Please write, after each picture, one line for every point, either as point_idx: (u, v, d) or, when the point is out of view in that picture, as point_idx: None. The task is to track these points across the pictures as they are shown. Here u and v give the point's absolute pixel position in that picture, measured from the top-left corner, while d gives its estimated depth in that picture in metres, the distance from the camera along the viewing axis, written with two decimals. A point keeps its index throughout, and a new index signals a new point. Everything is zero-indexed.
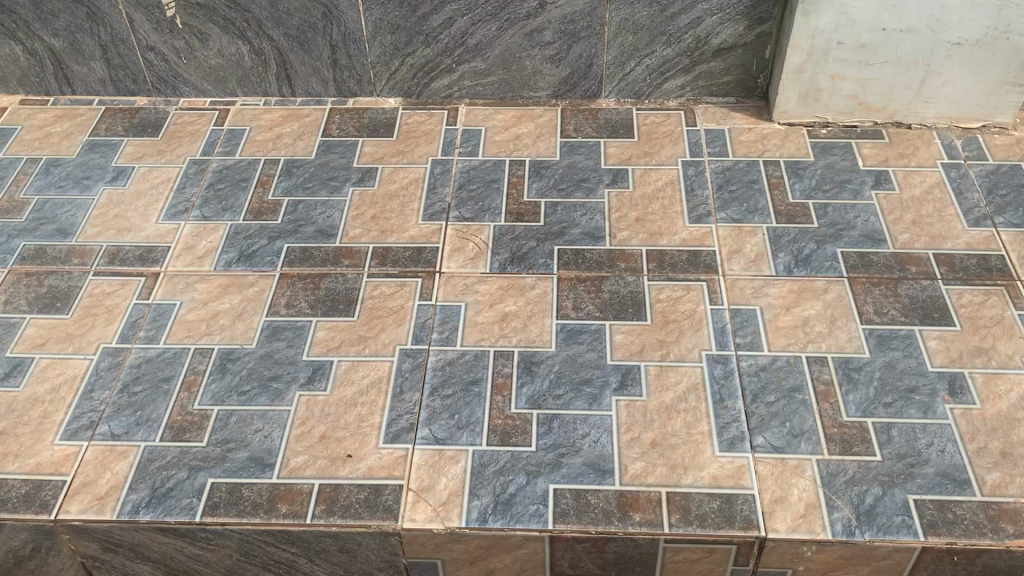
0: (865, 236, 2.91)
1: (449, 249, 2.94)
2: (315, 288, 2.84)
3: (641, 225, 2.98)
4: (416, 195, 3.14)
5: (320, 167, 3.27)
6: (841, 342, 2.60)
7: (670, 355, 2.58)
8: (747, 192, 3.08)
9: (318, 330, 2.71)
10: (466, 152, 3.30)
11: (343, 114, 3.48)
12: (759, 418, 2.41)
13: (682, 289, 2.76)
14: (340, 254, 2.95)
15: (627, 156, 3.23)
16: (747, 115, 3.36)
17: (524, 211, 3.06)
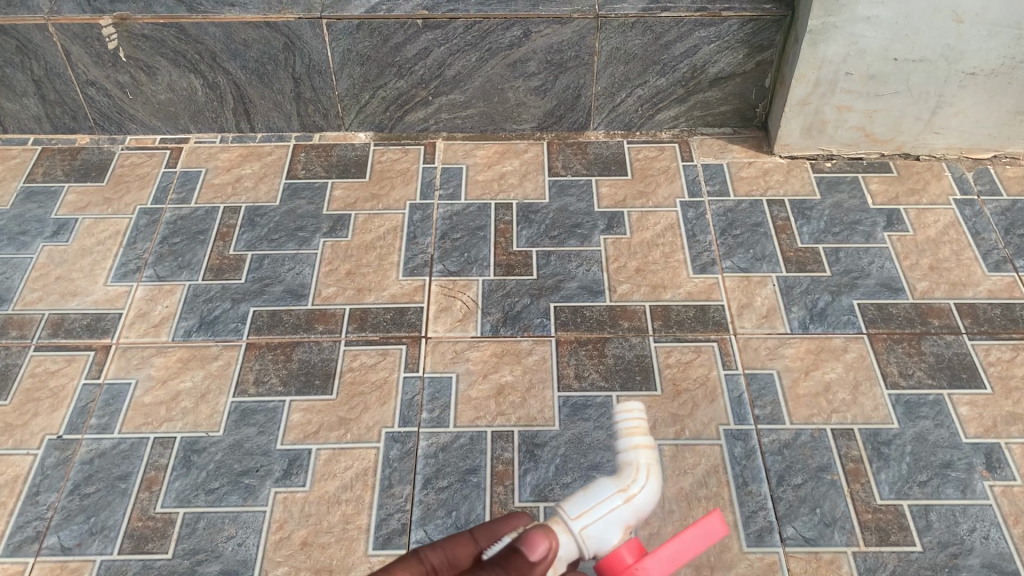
0: (882, 285, 2.71)
1: (435, 310, 2.67)
2: (287, 361, 2.56)
3: (642, 277, 2.74)
4: (394, 246, 2.86)
5: (286, 214, 2.97)
6: (866, 411, 2.40)
7: (685, 433, 2.35)
8: (752, 237, 2.85)
9: (292, 412, 2.44)
10: (447, 194, 3.02)
11: (309, 151, 3.19)
12: (787, 504, 2.21)
13: (692, 351, 2.53)
14: (313, 318, 2.66)
15: (621, 197, 2.99)
16: (746, 148, 3.15)
17: (514, 263, 2.80)
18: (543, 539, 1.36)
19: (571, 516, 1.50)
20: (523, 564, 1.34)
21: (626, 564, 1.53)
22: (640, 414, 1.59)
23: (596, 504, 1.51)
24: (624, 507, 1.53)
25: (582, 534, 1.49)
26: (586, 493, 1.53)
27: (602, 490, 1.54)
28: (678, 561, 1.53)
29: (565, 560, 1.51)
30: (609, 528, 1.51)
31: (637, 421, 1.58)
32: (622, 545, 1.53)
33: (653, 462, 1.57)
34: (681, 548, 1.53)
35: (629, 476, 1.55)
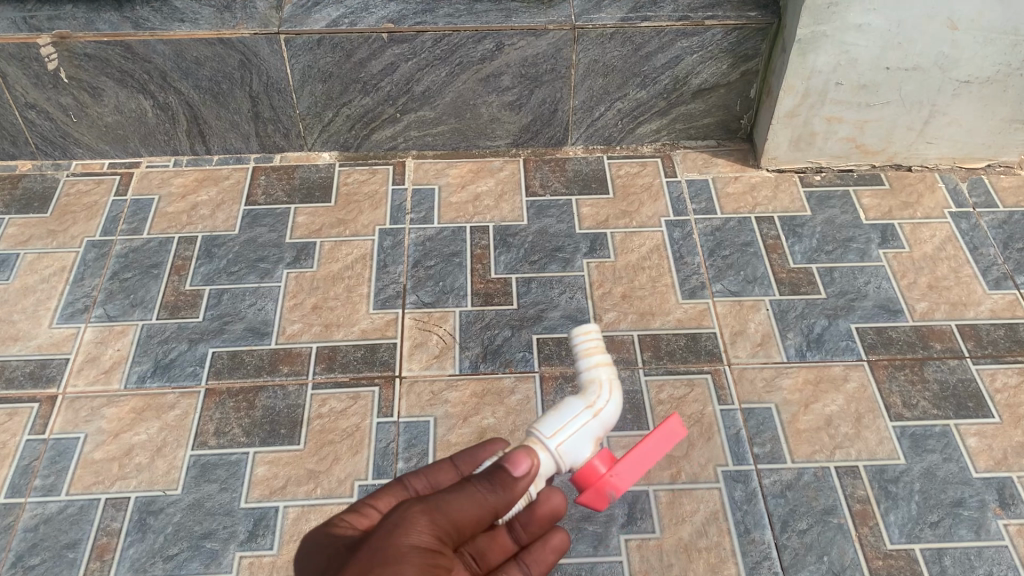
0: (880, 306, 2.58)
1: (409, 345, 2.49)
2: (250, 408, 2.37)
3: (629, 305, 2.58)
4: (363, 276, 2.67)
5: (245, 244, 2.78)
6: (871, 446, 2.26)
7: (681, 476, 2.20)
8: (742, 257, 2.71)
9: (256, 466, 2.26)
10: (419, 218, 2.84)
11: (270, 174, 2.99)
12: (793, 552, 2.07)
13: (685, 385, 2.38)
14: (277, 359, 2.47)
15: (603, 218, 2.83)
16: (731, 162, 3.00)
17: (493, 292, 2.63)
18: (525, 457, 1.31)
19: (545, 435, 1.43)
20: (509, 480, 1.30)
21: (602, 477, 1.47)
22: (598, 336, 1.56)
23: (569, 422, 1.45)
24: (594, 422, 1.48)
25: (560, 452, 1.43)
26: (556, 414, 1.47)
27: (570, 408, 1.48)
28: (647, 464, 1.49)
29: (543, 480, 1.44)
30: (581, 443, 1.46)
31: (594, 341, 1.55)
32: (598, 459, 1.47)
33: (613, 378, 1.54)
34: (650, 452, 1.47)
35: (594, 393, 1.51)
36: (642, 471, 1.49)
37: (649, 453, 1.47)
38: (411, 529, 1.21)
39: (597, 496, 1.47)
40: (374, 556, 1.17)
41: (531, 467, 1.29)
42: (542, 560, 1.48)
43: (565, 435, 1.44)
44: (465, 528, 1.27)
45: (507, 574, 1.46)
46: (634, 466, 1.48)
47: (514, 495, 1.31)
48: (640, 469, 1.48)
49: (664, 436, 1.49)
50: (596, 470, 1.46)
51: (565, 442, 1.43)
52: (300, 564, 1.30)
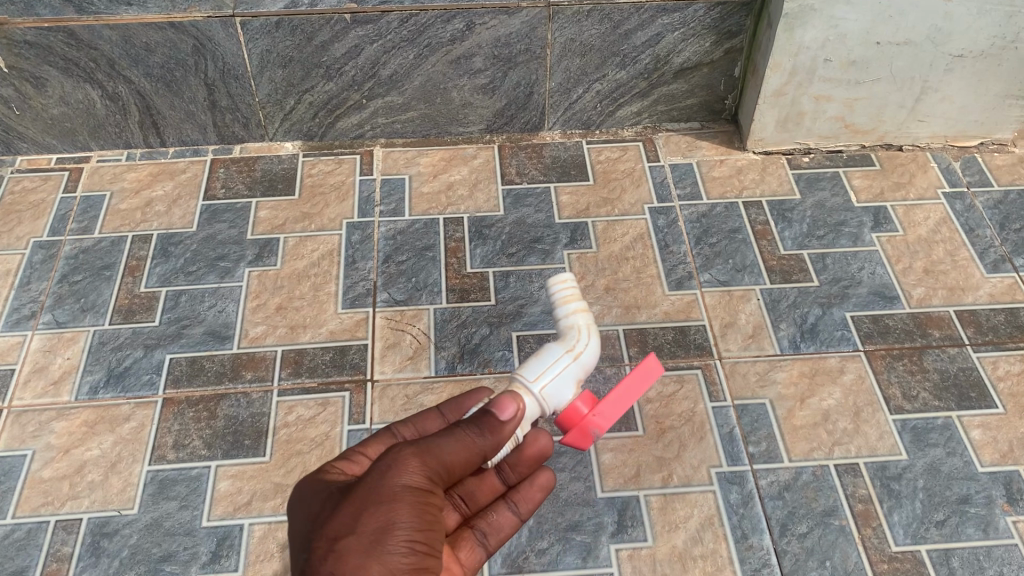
0: (875, 293, 2.46)
1: (381, 347, 2.34)
2: (211, 418, 2.21)
3: (613, 298, 2.44)
4: (331, 273, 2.51)
5: (204, 242, 2.61)
6: (871, 441, 2.15)
7: (673, 479, 2.07)
8: (730, 245, 2.58)
9: (219, 481, 2.10)
10: (389, 210, 2.68)
11: (229, 166, 2.82)
12: (793, 557, 1.95)
13: (674, 382, 2.25)
14: (239, 364, 2.32)
15: (584, 206, 2.69)
16: (716, 145, 2.87)
17: (469, 287, 2.48)
18: (513, 403, 1.43)
19: (530, 378, 1.60)
20: (496, 425, 1.42)
21: (584, 417, 1.67)
22: (573, 287, 1.78)
23: (551, 365, 1.63)
24: (574, 365, 1.67)
25: (547, 394, 1.60)
26: (539, 359, 1.64)
27: (552, 352, 1.66)
28: (624, 404, 1.68)
29: (528, 423, 1.61)
30: (566, 387, 1.64)
31: (570, 291, 1.76)
32: (580, 400, 1.66)
33: (589, 326, 1.74)
34: (625, 393, 1.68)
35: (574, 339, 1.70)
36: (621, 410, 1.69)
37: (625, 392, 1.68)
38: (403, 471, 1.34)
39: (580, 434, 1.67)
40: (369, 496, 1.32)
41: (517, 410, 1.42)
42: (530, 498, 1.73)
43: (552, 377, 1.62)
44: (453, 470, 1.40)
45: (497, 510, 1.72)
46: (614, 405, 1.68)
47: (502, 436, 1.43)
48: (620, 407, 1.68)
49: (641, 375, 1.70)
50: (578, 410, 1.65)
51: (552, 384, 1.61)
52: (297, 500, 1.44)
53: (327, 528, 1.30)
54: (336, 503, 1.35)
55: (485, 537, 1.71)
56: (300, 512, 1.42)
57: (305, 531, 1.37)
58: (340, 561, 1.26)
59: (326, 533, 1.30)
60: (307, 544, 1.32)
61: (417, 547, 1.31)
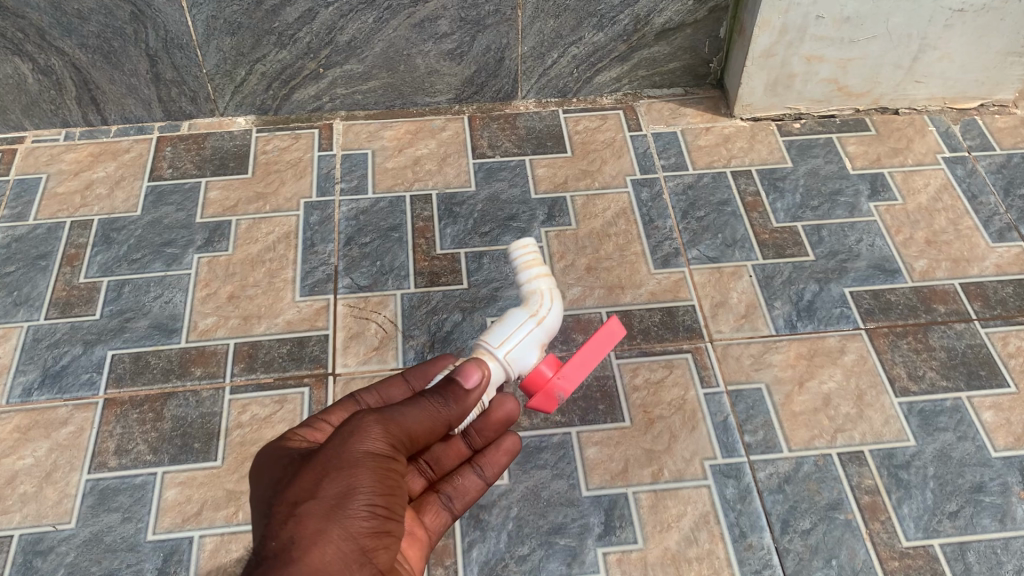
0: (874, 267, 2.30)
1: (344, 336, 2.15)
2: (157, 420, 2.01)
3: (595, 278, 2.26)
4: (288, 258, 2.31)
5: (149, 227, 2.40)
6: (876, 427, 1.98)
7: (663, 474, 1.90)
8: (719, 218, 2.40)
9: (165, 489, 1.91)
10: (351, 188, 2.48)
11: (177, 145, 2.61)
12: (797, 557, 1.79)
13: (663, 367, 2.07)
14: (188, 360, 2.12)
15: (561, 180, 2.50)
16: (701, 111, 2.68)
17: (439, 270, 2.29)
18: (477, 369, 1.35)
19: (492, 346, 1.48)
20: (461, 393, 1.34)
21: (550, 380, 1.53)
22: (534, 248, 1.58)
23: (514, 332, 1.50)
24: (539, 329, 1.53)
25: (509, 359, 1.49)
26: (501, 325, 1.52)
27: (515, 318, 1.53)
28: (591, 364, 1.53)
29: (495, 388, 1.51)
30: (529, 350, 1.51)
31: (531, 253, 1.57)
32: (544, 364, 1.53)
33: (554, 286, 1.58)
34: (590, 353, 1.53)
35: (536, 301, 1.55)
36: (588, 369, 1.54)
37: (589, 352, 1.52)
38: (367, 436, 1.22)
39: (547, 399, 1.53)
40: (330, 460, 1.18)
41: (482, 376, 1.34)
42: (496, 462, 1.59)
43: (514, 341, 1.50)
44: (417, 438, 1.29)
45: (463, 476, 1.57)
46: (580, 367, 1.52)
47: (466, 408, 1.35)
48: (586, 367, 1.53)
49: (605, 334, 1.53)
50: (542, 374, 1.52)
51: (512, 350, 1.49)
52: (254, 473, 1.30)
53: (283, 494, 1.16)
54: (294, 470, 1.21)
55: (452, 503, 1.55)
56: (256, 483, 1.28)
57: (259, 502, 1.22)
58: (298, 525, 1.11)
59: (283, 499, 1.15)
60: (262, 513, 1.17)
61: (379, 511, 1.17)
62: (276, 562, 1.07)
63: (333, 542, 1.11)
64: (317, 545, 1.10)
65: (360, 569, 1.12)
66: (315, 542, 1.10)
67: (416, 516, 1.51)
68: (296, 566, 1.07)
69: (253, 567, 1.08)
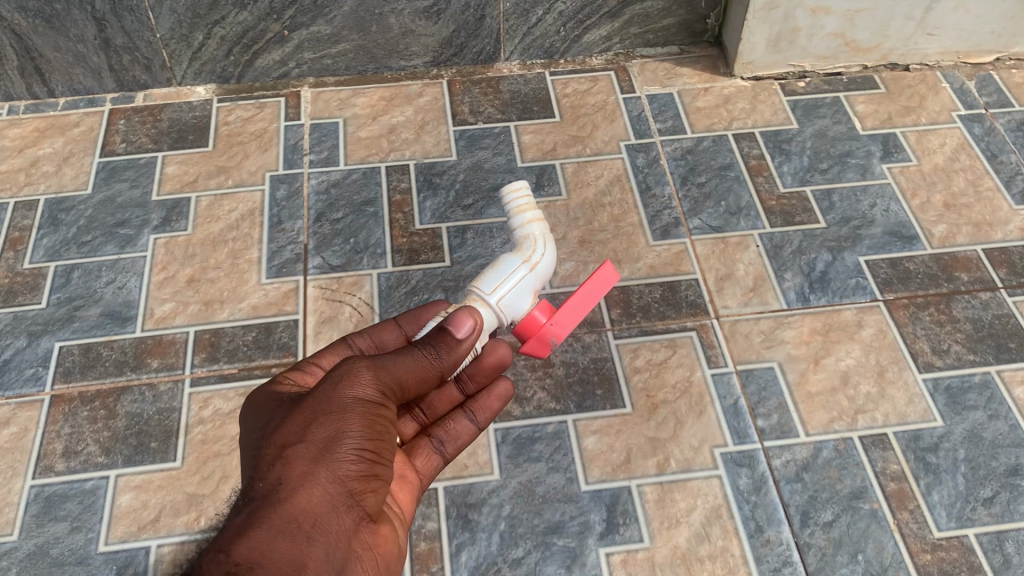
0: (890, 233, 2.12)
1: (316, 321, 1.96)
2: (109, 417, 1.82)
3: (589, 252, 2.08)
4: (253, 237, 2.12)
5: (101, 206, 2.19)
6: (899, 407, 1.81)
7: (670, 465, 1.72)
8: (721, 184, 2.22)
9: (119, 494, 1.72)
10: (321, 160, 2.28)
11: (131, 117, 2.40)
12: (819, 552, 1.62)
13: (666, 347, 1.90)
14: (144, 350, 1.92)
15: (550, 146, 2.31)
16: (698, 71, 2.50)
17: (419, 247, 2.10)
18: (469, 319, 1.24)
19: (486, 291, 1.55)
20: (452, 344, 1.23)
21: (543, 325, 1.58)
22: (527, 195, 1.69)
23: (507, 277, 1.57)
24: (532, 276, 1.61)
25: (502, 305, 1.55)
26: (495, 271, 1.59)
27: (508, 264, 1.60)
28: (583, 310, 1.57)
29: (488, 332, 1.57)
30: (522, 297, 1.58)
31: (525, 200, 1.67)
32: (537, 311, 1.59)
33: (546, 233, 1.68)
34: (582, 300, 1.56)
35: (529, 248, 1.64)
36: (581, 316, 1.59)
37: (581, 300, 1.56)
38: (356, 380, 1.13)
39: (540, 344, 1.58)
40: (317, 404, 1.10)
41: (474, 325, 1.23)
42: (488, 408, 1.47)
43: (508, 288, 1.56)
44: (408, 387, 1.20)
45: (455, 420, 1.44)
46: (571, 314, 1.57)
47: (457, 358, 1.25)
48: (578, 314, 1.57)
49: (596, 281, 1.56)
50: (535, 320, 1.57)
51: (507, 296, 1.56)
52: (243, 414, 1.23)
53: (271, 436, 1.09)
54: (281, 411, 1.13)
55: (444, 448, 1.43)
56: (245, 424, 1.21)
57: (246, 443, 1.15)
58: (286, 467, 1.04)
59: (270, 441, 1.08)
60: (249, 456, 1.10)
61: (368, 456, 1.10)
62: (259, 505, 1.01)
63: (320, 486, 1.04)
64: (304, 488, 1.03)
65: (347, 514, 1.06)
66: (300, 485, 1.03)
67: (406, 459, 1.39)
68: (281, 509, 1.00)
69: (235, 510, 1.02)
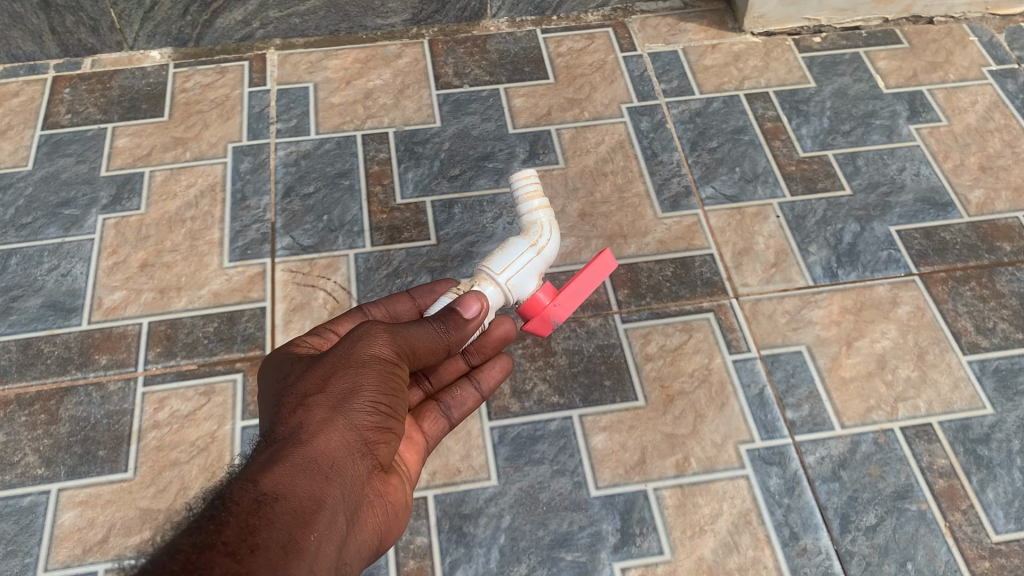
0: (923, 199, 1.92)
1: (286, 309, 1.74)
2: (51, 423, 1.59)
3: (591, 226, 1.86)
4: (214, 216, 1.89)
5: (42, 184, 1.95)
6: (944, 393, 1.62)
7: (690, 465, 1.52)
8: (735, 149, 2.00)
9: (61, 511, 1.50)
10: (290, 129, 2.05)
11: (77, 85, 2.14)
12: (863, 562, 1.42)
13: (680, 331, 1.69)
14: (91, 346, 1.69)
15: (544, 111, 2.08)
16: (704, 27, 2.28)
17: (400, 224, 1.88)
18: (477, 300, 1.19)
19: (496, 271, 1.37)
20: (461, 323, 1.17)
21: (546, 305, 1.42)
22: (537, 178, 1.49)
23: (518, 258, 1.39)
24: (541, 260, 1.43)
25: (509, 287, 1.37)
26: (503, 250, 1.40)
27: (518, 244, 1.42)
28: (584, 293, 1.42)
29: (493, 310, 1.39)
30: (527, 278, 1.40)
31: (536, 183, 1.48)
32: (542, 293, 1.41)
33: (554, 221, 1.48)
34: (588, 283, 1.41)
35: (537, 231, 1.44)
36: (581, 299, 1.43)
37: (586, 283, 1.41)
38: (374, 338, 1.08)
39: (542, 324, 1.43)
40: (336, 359, 1.07)
41: (482, 308, 1.18)
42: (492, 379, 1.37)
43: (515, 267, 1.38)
44: (426, 358, 1.14)
45: (460, 388, 1.35)
46: (576, 297, 1.41)
47: (464, 336, 1.19)
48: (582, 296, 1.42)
49: (600, 265, 1.41)
50: (540, 300, 1.40)
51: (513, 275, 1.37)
52: (263, 373, 1.20)
53: (292, 387, 1.05)
54: (300, 368, 1.10)
55: (450, 413, 1.34)
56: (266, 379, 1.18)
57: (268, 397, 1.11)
58: (307, 414, 1.01)
59: (290, 393, 1.05)
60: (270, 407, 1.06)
61: (386, 415, 1.06)
62: (278, 445, 0.97)
63: (337, 430, 1.01)
64: (323, 433, 0.99)
65: (363, 461, 1.02)
66: (320, 429, 1.00)
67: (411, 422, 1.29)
68: (301, 450, 0.96)
69: (254, 452, 0.98)
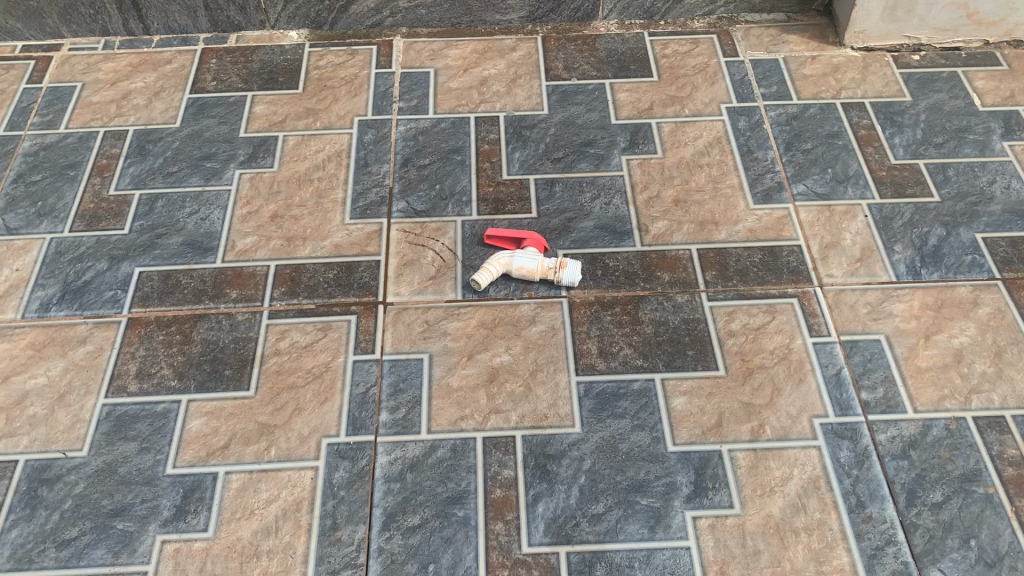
0: (1012, 211, 1.97)
1: (398, 263, 1.90)
2: (185, 343, 1.78)
3: (683, 211, 1.98)
4: (338, 177, 2.07)
5: (188, 140, 2.17)
6: (1019, 389, 1.67)
7: (765, 432, 1.62)
8: (829, 152, 2.10)
9: (190, 418, 1.68)
10: (410, 107, 2.23)
11: (223, 57, 2.37)
12: (927, 534, 1.49)
13: (764, 312, 1.79)
14: (223, 281, 1.88)
15: (646, 105, 2.22)
16: (805, 39, 2.39)
17: (505, 197, 2.02)
18: None
19: (547, 264, 1.82)
20: None
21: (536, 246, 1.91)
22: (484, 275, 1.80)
23: (528, 258, 1.82)
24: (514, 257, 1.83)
25: (562, 263, 1.82)
26: (524, 266, 1.81)
27: (523, 263, 1.82)
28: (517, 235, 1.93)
29: (539, 268, 1.82)
30: (526, 252, 1.85)
31: (488, 270, 1.81)
32: (534, 247, 1.86)
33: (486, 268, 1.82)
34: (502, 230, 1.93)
35: (509, 258, 1.83)
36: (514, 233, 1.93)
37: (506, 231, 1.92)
38: None
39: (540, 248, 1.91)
40: None
41: None
42: None
43: (490, 264, 1.82)
44: None
45: None
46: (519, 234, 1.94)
47: None
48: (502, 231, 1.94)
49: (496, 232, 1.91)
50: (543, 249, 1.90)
51: (541, 263, 1.82)
52: None
53: None
54: None
55: None
56: None
57: None
58: None
59: None
60: None
61: None
62: None
63: None
64: None
65: None
66: None
67: None
68: None
69: None
